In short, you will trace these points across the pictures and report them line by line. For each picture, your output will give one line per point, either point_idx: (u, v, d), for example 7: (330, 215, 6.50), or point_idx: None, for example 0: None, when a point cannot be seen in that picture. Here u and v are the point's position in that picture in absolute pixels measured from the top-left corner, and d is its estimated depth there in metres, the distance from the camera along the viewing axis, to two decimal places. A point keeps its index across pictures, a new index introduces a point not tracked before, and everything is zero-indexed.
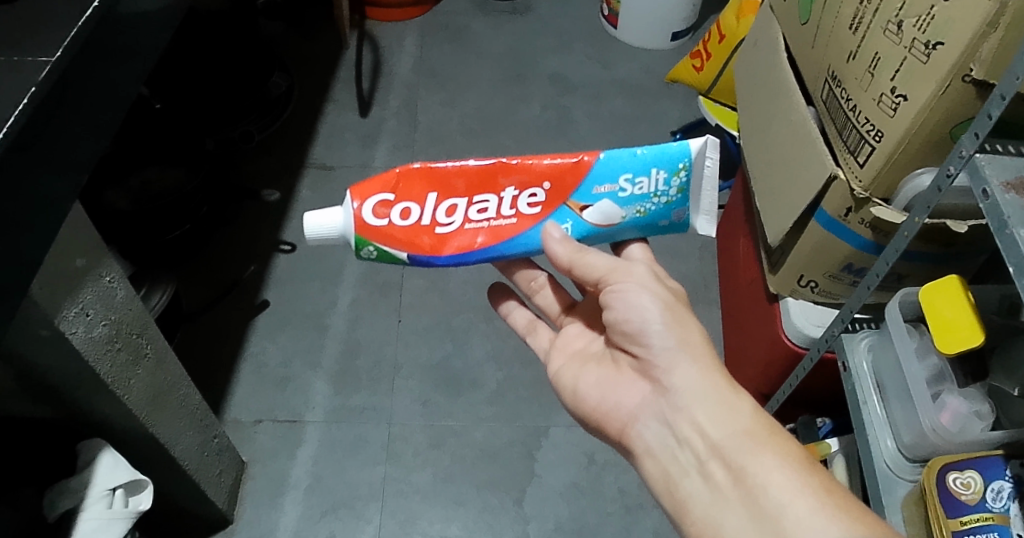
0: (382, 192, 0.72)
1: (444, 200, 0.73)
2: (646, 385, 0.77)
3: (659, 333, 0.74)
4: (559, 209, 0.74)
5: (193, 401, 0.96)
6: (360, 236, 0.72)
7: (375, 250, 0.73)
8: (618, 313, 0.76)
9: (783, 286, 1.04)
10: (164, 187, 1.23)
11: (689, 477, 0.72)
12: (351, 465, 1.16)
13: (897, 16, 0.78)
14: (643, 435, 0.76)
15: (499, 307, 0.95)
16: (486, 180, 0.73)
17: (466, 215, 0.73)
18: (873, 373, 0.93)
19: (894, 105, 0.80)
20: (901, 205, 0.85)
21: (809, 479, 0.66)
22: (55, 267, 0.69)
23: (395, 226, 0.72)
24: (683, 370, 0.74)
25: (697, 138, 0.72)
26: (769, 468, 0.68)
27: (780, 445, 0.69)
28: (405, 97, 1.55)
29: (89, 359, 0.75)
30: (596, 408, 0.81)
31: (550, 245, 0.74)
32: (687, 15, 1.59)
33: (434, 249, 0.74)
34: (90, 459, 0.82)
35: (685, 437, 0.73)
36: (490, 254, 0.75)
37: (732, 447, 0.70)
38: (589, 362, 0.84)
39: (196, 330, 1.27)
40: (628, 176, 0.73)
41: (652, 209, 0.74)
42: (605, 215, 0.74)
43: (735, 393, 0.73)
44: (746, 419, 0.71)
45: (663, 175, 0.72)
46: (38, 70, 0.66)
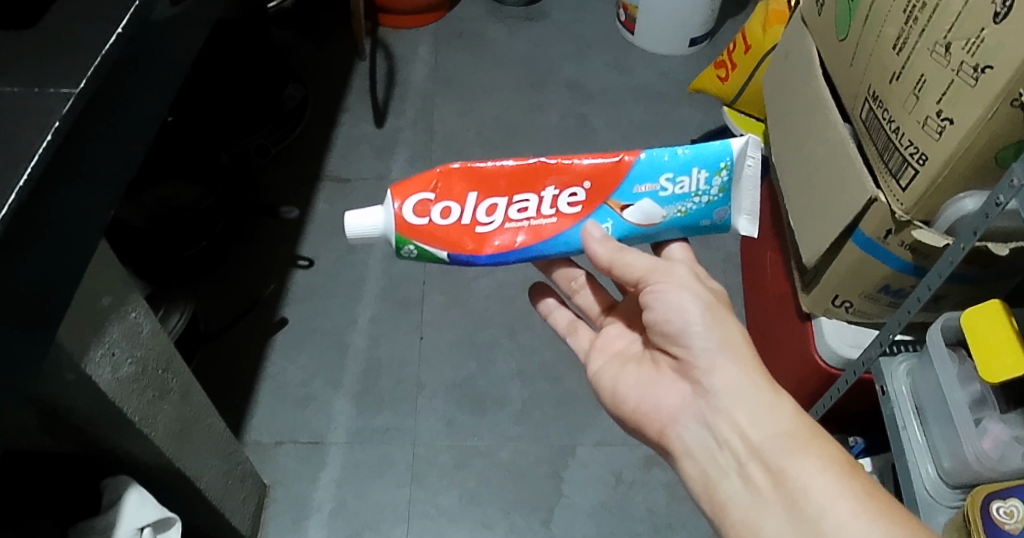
0: (423, 191, 0.69)
1: (485, 199, 0.70)
2: (686, 385, 0.75)
3: (700, 333, 0.72)
4: (600, 208, 0.71)
5: (217, 429, 0.94)
6: (400, 235, 0.69)
7: (415, 251, 0.70)
8: (657, 314, 0.73)
9: (816, 305, 1.02)
10: (180, 202, 1.21)
11: (728, 479, 0.71)
12: (376, 487, 1.14)
13: (945, 38, 0.76)
14: (683, 436, 0.74)
15: (538, 306, 0.92)
16: (526, 178, 0.70)
17: (506, 214, 0.70)
18: (913, 398, 0.90)
19: (940, 128, 0.78)
20: (943, 228, 0.83)
21: (851, 484, 0.65)
22: (80, 308, 0.66)
23: (435, 226, 0.69)
24: (724, 372, 0.71)
25: (738, 137, 0.69)
26: (811, 472, 0.66)
27: (821, 448, 0.68)
28: (421, 106, 1.52)
29: (115, 400, 0.73)
30: (635, 409, 0.78)
31: (591, 245, 0.71)
32: (706, 20, 1.56)
33: (474, 248, 0.70)
34: (115, 498, 0.80)
35: (725, 439, 0.71)
36: (530, 255, 0.72)
37: (773, 450, 0.68)
38: (628, 362, 0.81)
39: (216, 350, 1.25)
40: (669, 175, 0.70)
41: (693, 209, 0.71)
42: (646, 214, 0.71)
43: (775, 394, 0.71)
44: (786, 421, 0.70)
45: (704, 174, 0.70)
46: (62, 102, 0.62)
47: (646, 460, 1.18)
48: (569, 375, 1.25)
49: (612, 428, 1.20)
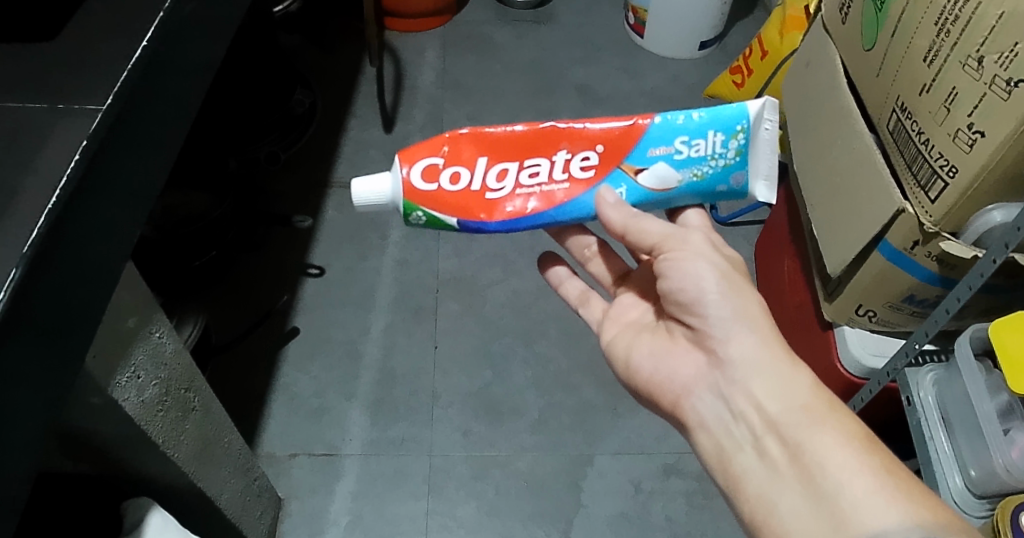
0: (431, 157, 0.67)
1: (495, 164, 0.68)
2: (701, 356, 0.73)
3: (715, 302, 0.70)
4: (613, 173, 0.68)
5: (236, 446, 0.93)
6: (408, 201, 0.67)
7: (423, 218, 0.68)
8: (672, 284, 0.71)
9: (839, 314, 1.01)
10: (189, 211, 1.19)
11: (743, 452, 0.69)
12: (393, 500, 1.13)
13: (978, 51, 0.75)
14: (697, 408, 0.73)
15: (550, 276, 0.92)
16: (537, 143, 0.68)
17: (517, 180, 0.68)
18: (939, 407, 0.88)
19: (971, 141, 0.77)
20: (971, 239, 0.82)
21: (870, 460, 0.63)
22: (108, 332, 0.65)
23: (443, 192, 0.67)
24: (741, 341, 0.70)
25: (755, 100, 0.66)
26: (829, 447, 0.65)
27: (840, 421, 0.66)
28: (430, 111, 1.51)
29: (141, 423, 0.71)
30: (649, 380, 0.77)
31: (604, 211, 0.67)
32: (715, 23, 1.56)
33: (483, 215, 0.68)
34: (138, 520, 0.79)
35: (741, 411, 0.70)
36: (542, 223, 0.69)
37: (790, 423, 0.67)
38: (642, 332, 0.80)
39: (228, 361, 1.23)
40: (684, 138, 0.67)
41: (710, 173, 0.67)
42: (661, 179, 0.68)
43: (793, 365, 0.69)
44: (805, 394, 0.68)
45: (720, 136, 0.67)
46: (89, 121, 0.61)
47: (664, 469, 1.17)
48: (586, 383, 1.24)
49: (629, 437, 1.20)
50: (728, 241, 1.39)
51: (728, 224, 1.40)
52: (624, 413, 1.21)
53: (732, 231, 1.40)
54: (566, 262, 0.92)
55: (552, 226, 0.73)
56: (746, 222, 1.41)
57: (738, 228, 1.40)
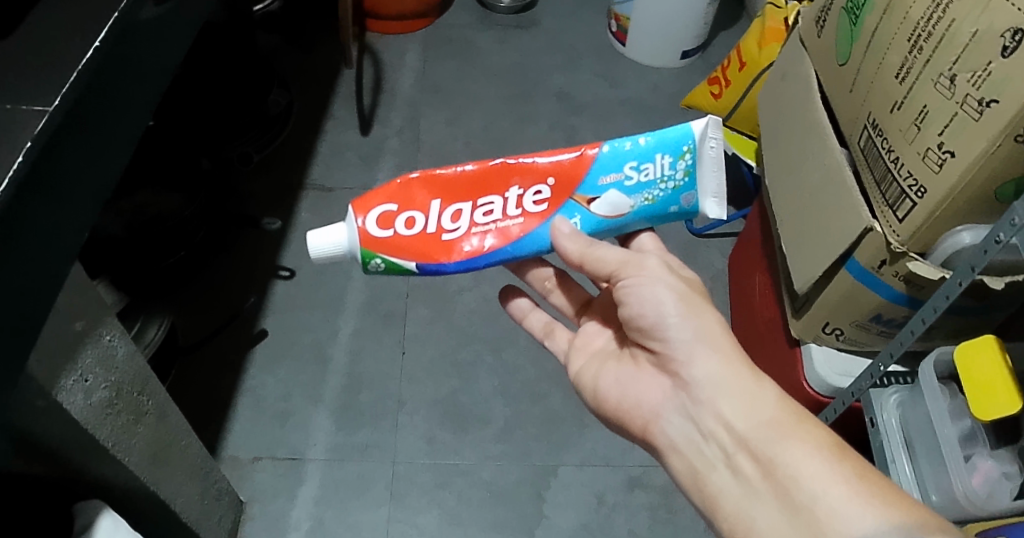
0: (385, 204, 0.69)
1: (449, 205, 0.70)
2: (666, 380, 0.75)
3: (676, 324, 0.71)
4: (566, 203, 0.71)
5: (193, 450, 0.91)
6: (366, 250, 0.69)
7: (382, 264, 0.70)
8: (631, 310, 0.73)
9: (807, 331, 1.00)
10: (158, 210, 1.16)
11: (717, 471, 0.70)
12: (355, 506, 1.12)
13: (951, 69, 0.74)
14: (667, 431, 0.74)
15: (511, 310, 0.92)
16: (488, 181, 0.70)
17: (472, 220, 0.70)
18: (902, 430, 0.87)
19: (941, 161, 0.76)
20: (939, 261, 0.81)
21: (840, 466, 0.64)
22: (52, 336, 0.64)
23: (401, 237, 0.69)
24: (703, 362, 0.71)
25: (698, 120, 0.69)
26: (801, 458, 0.66)
27: (808, 432, 0.67)
28: (407, 114, 1.51)
29: (87, 426, 0.70)
30: (617, 407, 0.78)
31: (560, 241, 0.70)
32: (697, 33, 1.56)
33: (441, 256, 0.70)
34: (86, 524, 0.75)
35: (710, 431, 0.71)
36: (500, 259, 0.71)
37: (759, 439, 0.68)
38: (608, 360, 0.81)
39: (192, 363, 1.22)
40: (633, 163, 0.69)
41: (661, 196, 0.70)
42: (613, 206, 0.70)
43: (757, 380, 0.70)
44: (770, 408, 0.69)
45: (667, 159, 0.69)
46: (34, 123, 0.59)
47: (630, 482, 1.17)
48: (553, 392, 1.24)
49: (595, 448, 1.19)
50: (702, 253, 1.38)
51: (702, 236, 1.40)
52: (591, 424, 1.21)
53: (706, 242, 1.40)
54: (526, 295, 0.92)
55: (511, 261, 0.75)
56: (721, 234, 1.41)
57: (713, 240, 1.40)
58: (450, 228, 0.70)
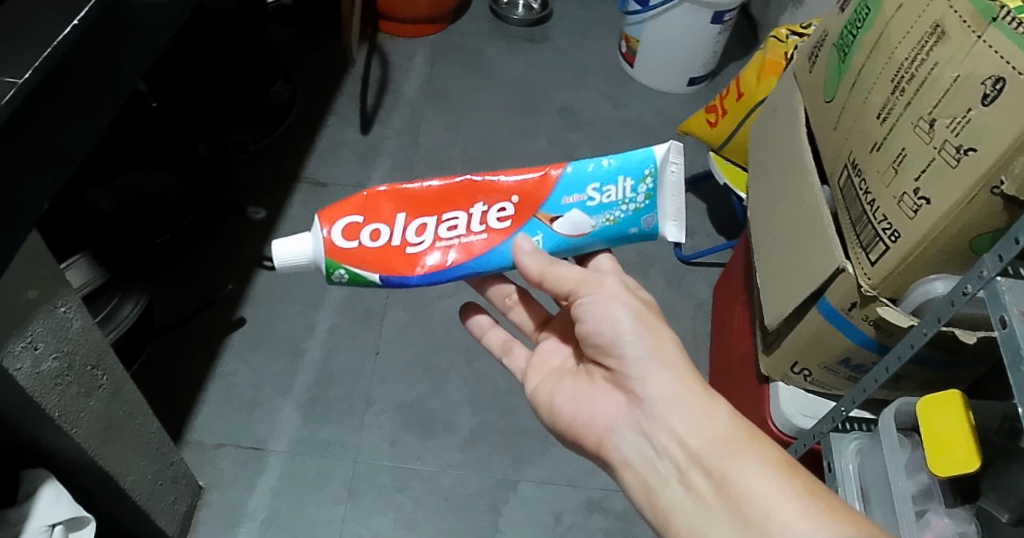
0: (351, 215, 0.68)
1: (414, 219, 0.69)
2: (621, 396, 0.73)
3: (631, 342, 0.70)
4: (529, 221, 0.69)
5: (149, 429, 0.91)
6: (330, 259, 0.68)
7: (346, 275, 0.68)
8: (588, 327, 0.72)
9: (776, 369, 1.00)
10: (150, 190, 1.17)
11: (670, 487, 0.68)
12: (311, 502, 1.12)
13: (930, 114, 0.73)
14: (621, 447, 0.72)
15: (470, 327, 0.90)
16: (453, 197, 0.69)
17: (436, 234, 0.69)
18: (859, 478, 0.86)
19: (916, 207, 0.75)
20: (908, 309, 0.79)
21: (791, 483, 0.63)
22: (1, 302, 0.64)
23: (365, 249, 0.68)
24: (657, 379, 0.70)
25: (661, 144, 0.68)
26: (752, 475, 0.64)
27: (759, 449, 0.66)
28: (409, 116, 1.53)
29: (34, 395, 0.70)
30: (571, 423, 0.76)
31: (521, 259, 0.69)
32: (705, 62, 1.56)
33: (405, 269, 0.69)
34: (29, 492, 0.75)
35: (663, 447, 0.69)
36: (463, 275, 0.70)
37: (711, 455, 0.66)
38: (563, 376, 0.79)
39: (167, 344, 1.22)
40: (596, 185, 0.69)
41: (621, 217, 0.69)
42: (575, 225, 0.69)
43: (710, 398, 0.69)
44: (723, 425, 0.68)
45: (629, 182, 0.68)
46: (2, 93, 0.60)
47: (588, 504, 1.16)
48: (522, 406, 1.24)
49: (558, 467, 1.19)
50: (687, 281, 1.38)
51: (690, 263, 1.40)
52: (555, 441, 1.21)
53: (693, 270, 1.39)
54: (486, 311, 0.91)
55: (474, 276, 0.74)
56: (709, 263, 1.41)
57: (699, 268, 1.40)
58: (416, 243, 0.69)
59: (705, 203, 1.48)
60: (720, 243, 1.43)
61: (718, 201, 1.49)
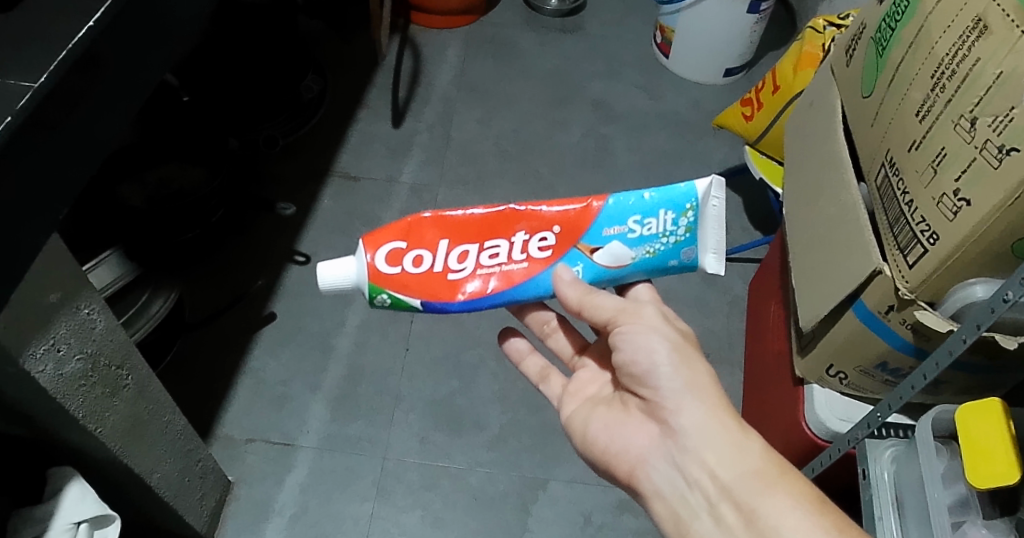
0: (395, 240, 0.66)
1: (457, 246, 0.67)
2: (654, 426, 0.71)
3: (667, 375, 0.69)
4: (570, 252, 0.67)
5: (176, 426, 0.92)
6: (374, 284, 0.66)
7: (389, 300, 0.66)
8: (625, 356, 0.70)
9: (811, 371, 0.97)
10: (181, 185, 1.20)
11: (699, 520, 0.67)
12: (340, 498, 1.12)
13: (971, 112, 0.70)
14: (652, 477, 0.70)
15: (509, 351, 0.88)
16: (496, 225, 0.67)
17: (478, 261, 0.67)
18: (894, 487, 0.82)
19: (955, 209, 0.71)
20: (948, 312, 0.76)
21: (822, 519, 0.61)
22: (23, 306, 0.65)
23: (407, 275, 0.66)
24: (691, 411, 0.68)
25: (702, 178, 0.65)
26: (782, 510, 0.63)
27: (792, 485, 0.64)
28: (441, 109, 1.52)
29: (57, 396, 0.71)
30: (604, 452, 0.74)
31: (561, 289, 0.67)
32: (743, 52, 1.52)
33: (446, 296, 0.66)
34: (57, 489, 0.76)
35: (694, 479, 0.67)
36: (503, 303, 0.67)
37: (742, 489, 0.65)
38: (598, 405, 0.77)
39: (201, 340, 1.24)
40: (637, 217, 0.66)
41: (662, 249, 0.66)
42: (616, 256, 0.67)
43: (743, 432, 0.68)
44: (754, 459, 0.66)
45: (670, 214, 0.66)
46: (17, 98, 0.60)
47: (619, 504, 1.15)
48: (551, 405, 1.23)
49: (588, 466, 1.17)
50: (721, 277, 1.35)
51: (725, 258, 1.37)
52: None
53: (728, 266, 1.36)
54: (524, 335, 0.88)
55: (511, 306, 0.72)
56: (744, 259, 1.37)
57: (735, 264, 1.36)
58: (459, 271, 0.67)
59: (741, 197, 1.45)
60: (757, 238, 1.40)
61: (755, 195, 1.45)
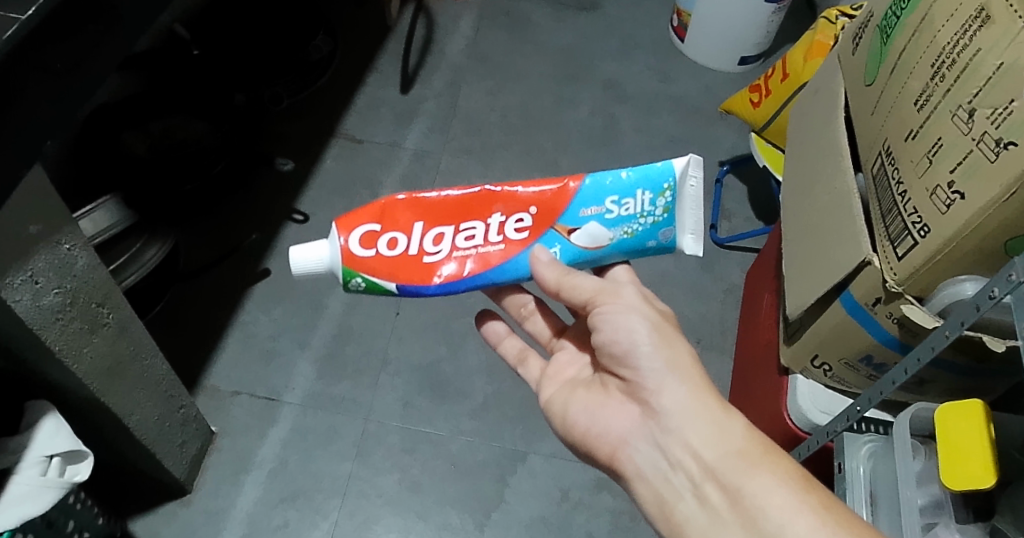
0: (368, 223, 0.66)
1: (432, 228, 0.66)
2: (635, 408, 0.71)
3: (648, 354, 0.68)
4: (547, 233, 0.67)
5: (158, 370, 0.93)
6: (348, 269, 0.65)
7: (363, 284, 0.66)
8: (604, 336, 0.69)
9: (796, 361, 0.97)
10: (184, 136, 1.20)
11: (684, 501, 0.66)
12: (320, 456, 1.13)
13: (970, 103, 0.68)
14: (634, 459, 0.70)
15: (486, 334, 0.87)
16: (470, 206, 0.67)
17: (453, 243, 0.66)
18: (868, 483, 0.82)
19: (948, 202, 0.69)
20: (936, 309, 0.74)
21: (808, 498, 0.61)
22: (2, 238, 0.65)
23: (382, 258, 0.65)
24: (673, 392, 0.68)
25: (680, 157, 0.65)
26: (768, 489, 0.62)
27: (774, 463, 0.64)
28: (450, 79, 1.51)
29: (33, 327, 0.72)
30: (585, 434, 0.73)
31: (539, 270, 0.66)
32: (759, 41, 1.50)
33: (422, 279, 0.66)
34: (32, 421, 0.76)
35: (677, 459, 0.67)
36: (480, 286, 0.67)
37: (725, 468, 0.64)
38: (578, 387, 0.77)
39: (195, 290, 1.24)
40: (615, 197, 0.66)
41: (639, 230, 0.66)
42: (593, 237, 0.67)
43: (725, 412, 0.67)
44: (738, 438, 0.66)
45: (648, 195, 0.65)
46: (4, 29, 0.60)
47: (598, 482, 1.15)
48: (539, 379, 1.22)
49: None
50: (719, 265, 1.34)
51: (724, 246, 1.35)
52: None
53: (727, 254, 1.35)
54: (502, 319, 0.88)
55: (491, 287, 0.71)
56: (744, 248, 1.36)
57: (734, 253, 1.35)
58: (430, 255, 0.66)
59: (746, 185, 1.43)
60: (759, 227, 1.38)
61: (759, 183, 1.44)
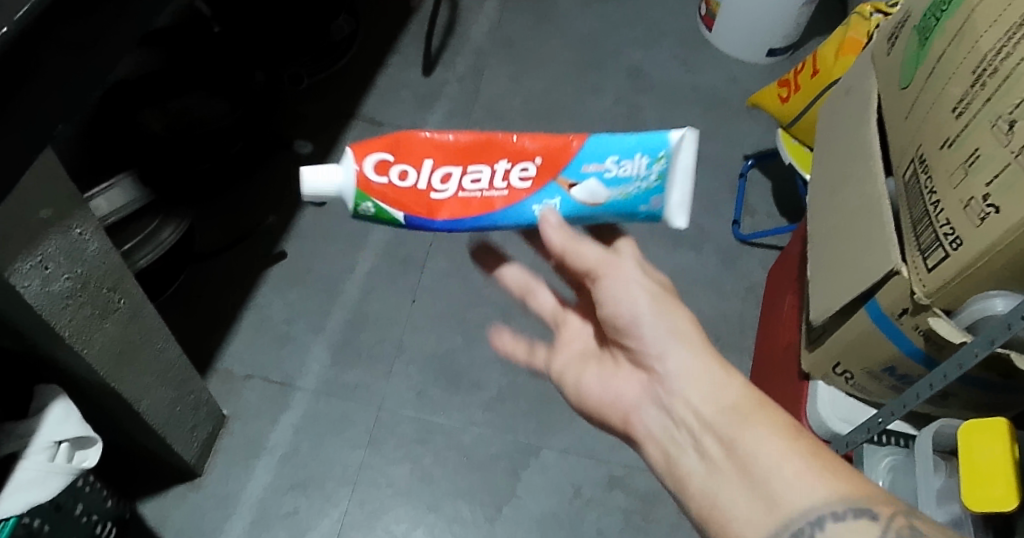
0: (382, 152, 0.60)
1: (442, 166, 0.60)
2: (639, 370, 0.69)
3: (649, 322, 0.66)
4: (547, 186, 0.61)
5: (171, 354, 0.93)
6: (359, 192, 0.60)
7: (372, 210, 0.60)
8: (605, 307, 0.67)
9: (817, 366, 0.94)
10: (201, 116, 1.18)
11: (687, 456, 0.65)
12: (331, 443, 1.13)
13: (1011, 114, 0.65)
14: (644, 420, 0.68)
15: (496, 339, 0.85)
16: (480, 148, 0.61)
17: (460, 185, 0.60)
18: (887, 497, 0.80)
19: (983, 215, 0.67)
20: (965, 323, 0.71)
21: (801, 450, 0.60)
22: (13, 224, 0.65)
23: (393, 188, 0.60)
24: (675, 355, 0.66)
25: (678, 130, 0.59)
26: (764, 444, 0.61)
27: (771, 417, 0.63)
28: (472, 63, 1.48)
29: (41, 312, 0.71)
30: (597, 403, 0.72)
31: (546, 230, 0.61)
32: (789, 33, 1.46)
33: (427, 215, 0.60)
34: (41, 406, 0.76)
35: (680, 418, 0.66)
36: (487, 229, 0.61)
37: (722, 423, 0.63)
38: (588, 359, 0.74)
39: (210, 271, 1.24)
40: (615, 157, 0.60)
41: (633, 194, 0.60)
42: (592, 195, 0.60)
43: (724, 368, 0.65)
44: (736, 392, 0.64)
45: (645, 160, 0.59)
46: (16, 9, 0.57)
47: (609, 480, 1.14)
48: None
49: (583, 437, 1.16)
50: (741, 262, 1.31)
51: (746, 242, 1.33)
52: None
53: (749, 252, 1.32)
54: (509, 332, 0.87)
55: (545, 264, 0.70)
56: (766, 245, 1.34)
57: (756, 250, 1.33)
58: (424, 183, 0.60)
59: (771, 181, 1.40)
60: (782, 225, 1.36)
61: (783, 181, 1.42)
